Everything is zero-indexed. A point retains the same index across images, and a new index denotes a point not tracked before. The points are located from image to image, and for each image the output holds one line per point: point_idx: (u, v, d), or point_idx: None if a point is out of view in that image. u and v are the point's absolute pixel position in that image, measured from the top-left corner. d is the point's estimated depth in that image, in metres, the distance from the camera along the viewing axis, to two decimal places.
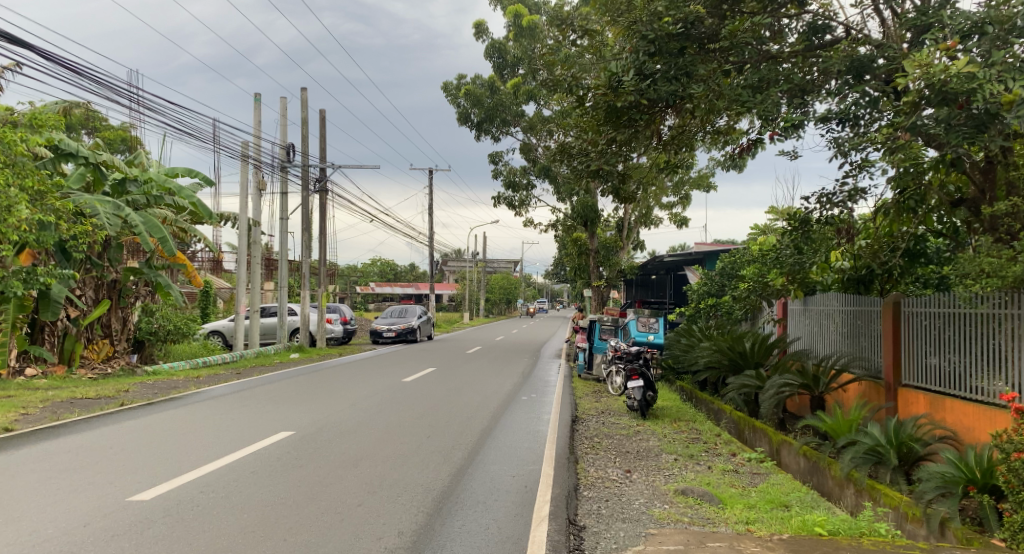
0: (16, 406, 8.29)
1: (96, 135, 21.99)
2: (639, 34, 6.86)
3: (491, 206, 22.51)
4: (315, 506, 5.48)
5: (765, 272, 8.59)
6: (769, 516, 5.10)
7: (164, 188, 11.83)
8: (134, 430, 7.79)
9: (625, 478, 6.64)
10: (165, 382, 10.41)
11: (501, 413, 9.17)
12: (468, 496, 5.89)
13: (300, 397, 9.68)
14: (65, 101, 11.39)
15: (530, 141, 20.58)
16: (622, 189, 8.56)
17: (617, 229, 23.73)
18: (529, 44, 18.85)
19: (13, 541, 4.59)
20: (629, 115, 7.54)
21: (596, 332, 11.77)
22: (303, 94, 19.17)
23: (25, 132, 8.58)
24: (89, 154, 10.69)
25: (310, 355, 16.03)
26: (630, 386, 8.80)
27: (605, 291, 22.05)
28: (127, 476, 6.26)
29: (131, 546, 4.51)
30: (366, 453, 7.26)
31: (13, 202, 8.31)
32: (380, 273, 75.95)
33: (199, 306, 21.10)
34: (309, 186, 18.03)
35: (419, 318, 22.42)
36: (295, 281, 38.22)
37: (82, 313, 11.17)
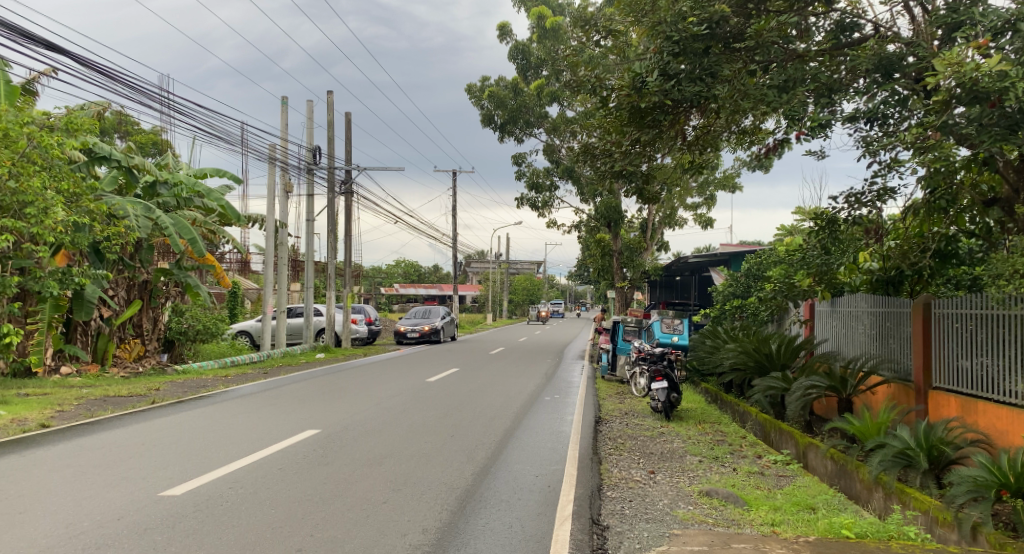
0: (52, 403, 8.48)
1: (128, 138, 22.42)
2: (664, 34, 6.96)
3: (514, 207, 22.52)
4: (341, 502, 5.58)
5: (792, 273, 8.55)
6: (795, 518, 5.07)
7: (193, 191, 12.00)
8: (165, 426, 7.98)
9: (649, 478, 6.65)
10: (194, 381, 10.56)
11: (525, 413, 9.17)
12: (491, 495, 5.93)
13: (326, 395, 9.81)
14: (98, 105, 11.52)
15: (553, 142, 20.55)
16: (647, 190, 8.71)
17: (640, 229, 23.52)
18: (552, 46, 18.87)
19: (51, 533, 4.74)
20: (653, 116, 7.73)
21: (619, 332, 11.61)
22: (329, 97, 19.30)
23: (61, 136, 8.46)
24: (122, 157, 10.81)
25: (336, 355, 16.19)
26: (655, 387, 8.72)
27: (629, 291, 21.96)
28: (160, 472, 6.44)
29: (162, 539, 4.63)
30: (391, 452, 7.34)
31: (49, 205, 7.93)
32: (405, 275, 76.63)
33: (228, 306, 21.43)
34: (335, 188, 18.17)
35: (443, 319, 22.49)
36: (320, 282, 38.82)
37: (115, 313, 11.29)
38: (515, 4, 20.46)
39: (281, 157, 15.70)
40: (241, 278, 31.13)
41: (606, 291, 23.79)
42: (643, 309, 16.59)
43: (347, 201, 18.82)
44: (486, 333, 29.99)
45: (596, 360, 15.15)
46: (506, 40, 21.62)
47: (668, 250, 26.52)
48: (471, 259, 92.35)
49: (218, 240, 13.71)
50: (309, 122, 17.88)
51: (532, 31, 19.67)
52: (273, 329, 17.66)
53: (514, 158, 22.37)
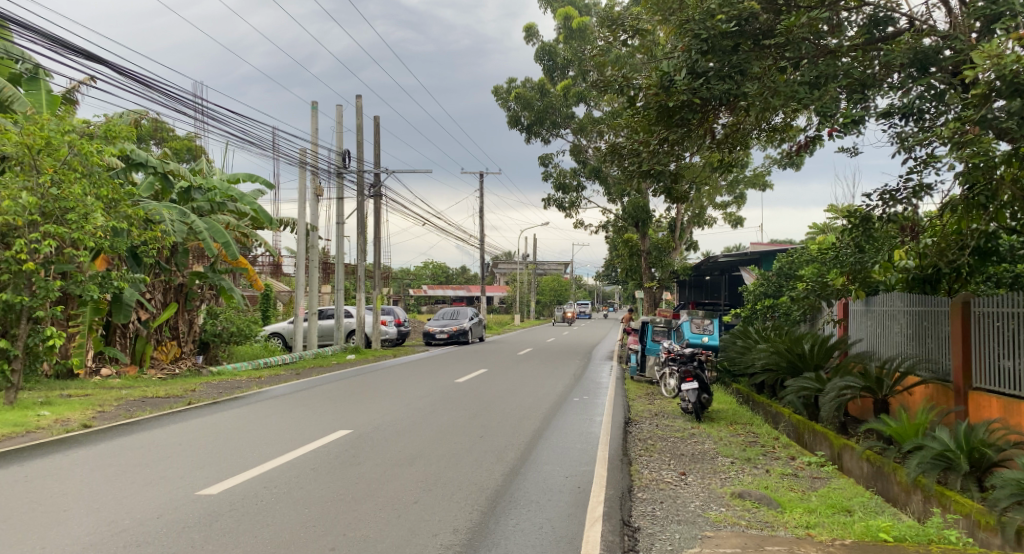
0: (93, 404, 8.70)
1: (163, 145, 22.92)
2: (692, 32, 6.92)
3: (542, 208, 22.52)
4: (373, 502, 5.64)
5: (825, 272, 8.45)
6: (831, 520, 5.00)
7: (227, 195, 12.22)
8: (202, 426, 8.16)
9: (680, 480, 6.61)
10: (229, 382, 10.76)
11: (554, 414, 9.17)
12: (521, 495, 5.95)
13: (357, 396, 9.94)
14: (135, 112, 11.77)
15: (580, 142, 20.51)
16: (675, 189, 8.65)
17: (669, 229, 23.32)
18: (579, 46, 18.81)
19: (94, 530, 4.88)
20: (681, 114, 7.72)
21: (648, 333, 11.54)
22: (357, 101, 19.49)
23: (101, 144, 8.65)
24: (157, 163, 11.03)
25: (365, 356, 16.36)
26: (685, 388, 8.64)
27: (658, 291, 21.76)
28: (197, 471, 6.58)
29: (200, 538, 4.73)
30: (421, 452, 7.41)
31: (89, 211, 8.10)
32: (433, 277, 77.15)
33: (260, 308, 21.81)
34: (364, 191, 18.34)
35: (471, 320, 22.58)
36: (350, 284, 39.31)
37: (152, 316, 11.55)
38: (541, 5, 20.43)
39: (311, 161, 15.90)
40: (273, 281, 31.62)
41: (635, 291, 23.67)
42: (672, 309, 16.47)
43: (376, 204, 19.00)
44: (514, 334, 30.09)
45: (624, 360, 15.07)
46: (533, 41, 21.61)
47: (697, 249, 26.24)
48: (497, 261, 92.59)
49: (251, 244, 13.93)
50: (338, 126, 18.09)
51: (558, 32, 19.63)
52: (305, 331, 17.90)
53: (540, 159, 22.37)
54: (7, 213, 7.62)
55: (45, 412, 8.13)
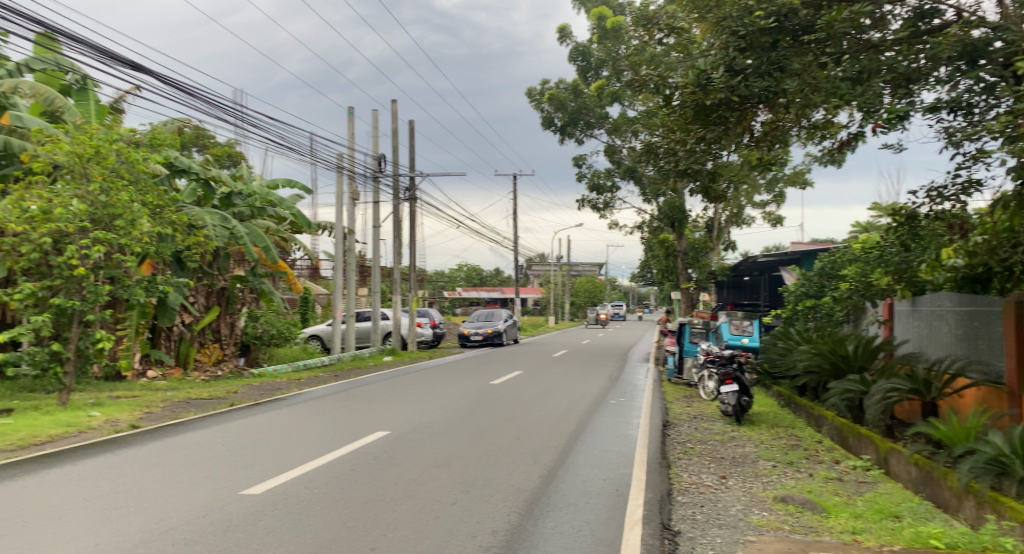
0: (140, 405, 8.95)
1: (206, 152, 23.52)
2: (729, 29, 6.86)
3: (576, 209, 22.47)
4: (411, 503, 5.67)
5: (870, 271, 8.30)
6: (878, 526, 4.87)
7: (267, 201, 12.47)
8: (244, 427, 8.31)
9: (720, 484, 6.51)
10: (270, 384, 10.95)
11: (591, 416, 9.12)
12: (559, 498, 5.92)
13: (395, 398, 10.02)
14: (178, 121, 12.08)
15: (615, 143, 20.41)
16: (713, 188, 8.54)
17: (707, 229, 23.03)
18: (613, 46, 18.62)
19: (143, 528, 5.00)
20: (719, 112, 7.63)
21: (686, 334, 11.41)
22: (392, 106, 19.72)
23: (146, 151, 8.88)
24: (200, 170, 11.33)
25: (402, 358, 16.49)
26: (725, 390, 8.54)
27: (695, 293, 21.64)
28: (240, 471, 6.70)
29: (244, 536, 4.81)
30: (458, 454, 7.43)
31: (136, 216, 8.45)
32: (467, 279, 77.60)
33: (299, 311, 22.19)
34: (400, 195, 18.51)
35: (506, 322, 22.61)
36: (386, 287, 39.77)
37: (195, 319, 11.82)
38: (573, 5, 20.39)
39: (348, 166, 16.12)
40: (312, 284, 32.17)
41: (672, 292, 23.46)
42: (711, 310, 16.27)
43: (411, 208, 19.16)
44: (549, 336, 30.06)
45: (662, 363, 14.90)
46: (566, 43, 21.59)
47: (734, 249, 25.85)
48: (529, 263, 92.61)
49: (291, 248, 14.16)
50: (374, 131, 18.31)
51: (591, 32, 19.58)
52: (343, 333, 18.14)
53: (575, 160, 22.32)
54: (59, 220, 7.80)
55: (95, 413, 8.38)
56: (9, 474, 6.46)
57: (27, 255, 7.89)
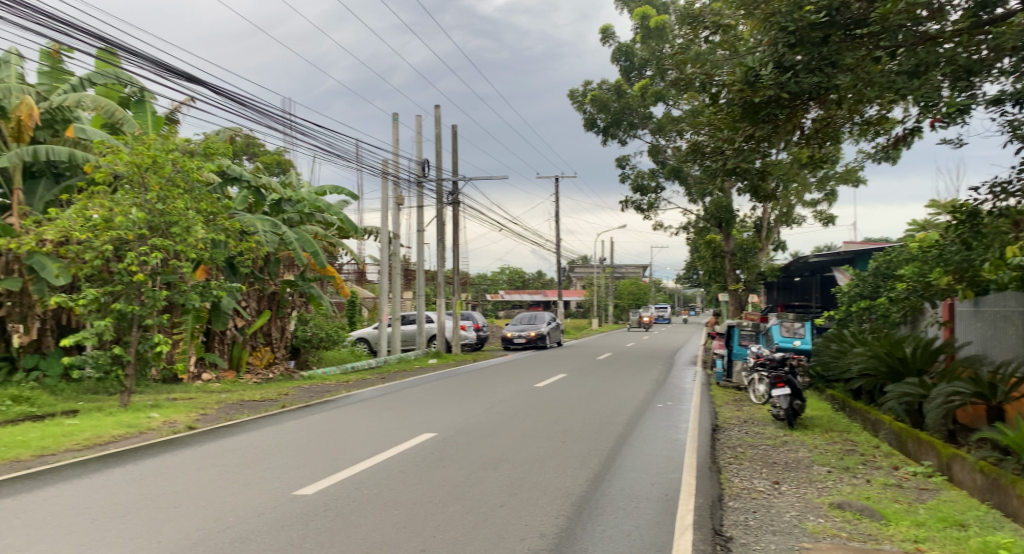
0: (196, 407, 9.21)
1: (256, 160, 24.13)
2: (778, 25, 6.73)
3: (619, 210, 22.32)
4: (460, 505, 5.70)
5: (928, 271, 8.01)
6: (943, 535, 4.69)
7: (315, 207, 12.72)
8: (295, 429, 8.48)
9: (773, 489, 6.37)
10: (319, 386, 11.15)
11: (638, 419, 9.03)
12: (607, 502, 5.88)
13: (440, 400, 10.09)
14: (229, 130, 12.42)
15: (659, 143, 20.19)
16: (762, 187, 8.35)
17: (755, 229, 22.58)
18: (657, 45, 18.46)
19: (202, 526, 5.14)
20: (768, 110, 7.44)
21: (734, 337, 11.21)
22: (435, 110, 19.88)
23: (201, 160, 9.12)
24: (250, 178, 11.43)
25: (447, 361, 16.59)
26: (776, 394, 8.35)
27: (743, 295, 21.17)
28: (293, 472, 6.84)
29: (298, 536, 4.90)
30: (505, 456, 7.44)
31: (191, 224, 8.61)
32: (508, 282, 77.89)
33: (347, 315, 22.57)
34: (444, 199, 18.66)
35: (548, 325, 22.54)
36: (430, 291, 40.17)
37: (247, 323, 12.11)
38: (616, 5, 20.20)
39: (392, 171, 16.33)
40: (359, 287, 32.74)
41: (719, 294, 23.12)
42: (760, 312, 15.99)
43: (454, 211, 19.30)
44: (593, 339, 29.90)
45: (711, 366, 14.62)
46: (608, 43, 21.47)
47: (783, 249, 25.27)
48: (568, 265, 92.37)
49: (338, 253, 14.39)
50: (417, 136, 18.51)
51: (635, 32, 19.39)
52: (389, 336, 18.37)
53: (618, 161, 22.18)
54: (120, 228, 8.12)
55: (154, 414, 8.67)
56: (76, 473, 6.71)
57: (90, 262, 8.19)
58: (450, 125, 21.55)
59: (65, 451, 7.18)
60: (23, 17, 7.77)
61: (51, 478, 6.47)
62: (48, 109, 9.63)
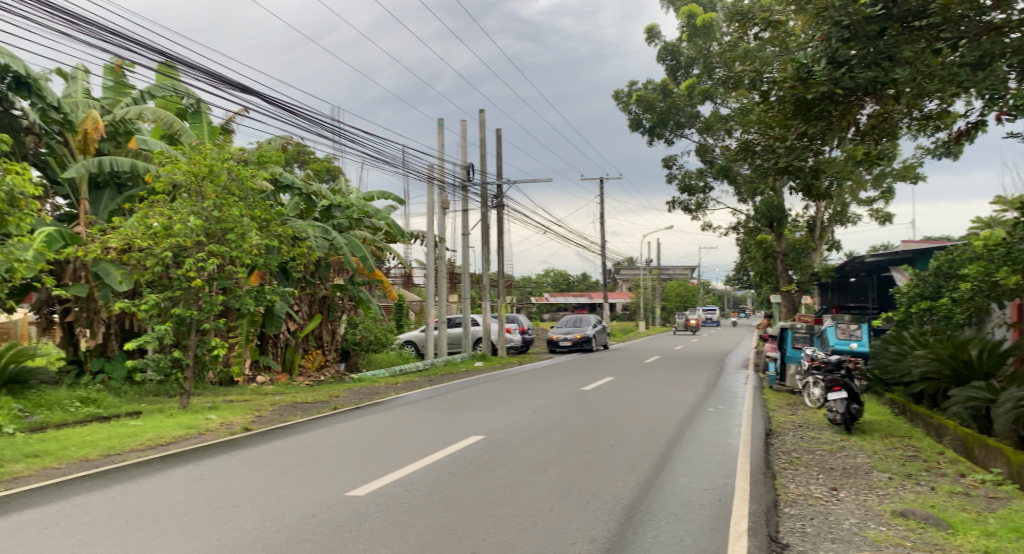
0: (251, 409, 9.45)
1: (306, 167, 24.70)
2: (831, 19, 6.51)
3: (667, 211, 22.08)
4: (510, 508, 5.71)
5: (994, 270, 7.67)
6: (1015, 546, 4.48)
7: (364, 212, 12.93)
8: (346, 431, 8.62)
9: (831, 496, 6.19)
10: (369, 389, 11.32)
11: (688, 424, 8.90)
12: (658, 507, 5.81)
13: (488, 403, 10.12)
14: (281, 139, 12.74)
15: (707, 142, 19.90)
16: (816, 185, 8.12)
17: (808, 228, 22.06)
18: (704, 44, 18.24)
19: (259, 526, 5.27)
20: (821, 107, 7.24)
21: (788, 340, 10.97)
22: (479, 115, 20.00)
23: (255, 169, 9.36)
24: (302, 186, 11.86)
25: (493, 364, 16.65)
26: (832, 398, 8.13)
27: (796, 295, 20.79)
28: (345, 473, 6.95)
29: (351, 536, 4.98)
30: (553, 460, 7.41)
31: (246, 231, 8.81)
32: (553, 284, 77.87)
33: (394, 318, 22.90)
34: (489, 202, 18.73)
35: (594, 328, 22.42)
36: (475, 294, 40.45)
37: (299, 326, 12.39)
38: (662, 4, 20.01)
39: (438, 176, 16.48)
40: (406, 291, 33.18)
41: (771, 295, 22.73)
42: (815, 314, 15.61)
43: (498, 215, 19.37)
44: (640, 342, 29.62)
45: (763, 369, 14.27)
46: (654, 42, 21.26)
47: (838, 249, 24.56)
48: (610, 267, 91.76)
49: (386, 257, 14.56)
50: (462, 140, 18.63)
51: (681, 30, 19.19)
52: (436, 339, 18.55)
53: (665, 161, 21.94)
54: (179, 235, 8.39)
55: (212, 416, 8.93)
56: (140, 473, 6.95)
57: (151, 269, 8.49)
58: (495, 129, 21.68)
59: (129, 451, 7.45)
60: (88, 33, 8.25)
61: (117, 477, 6.72)
62: (112, 122, 10.01)
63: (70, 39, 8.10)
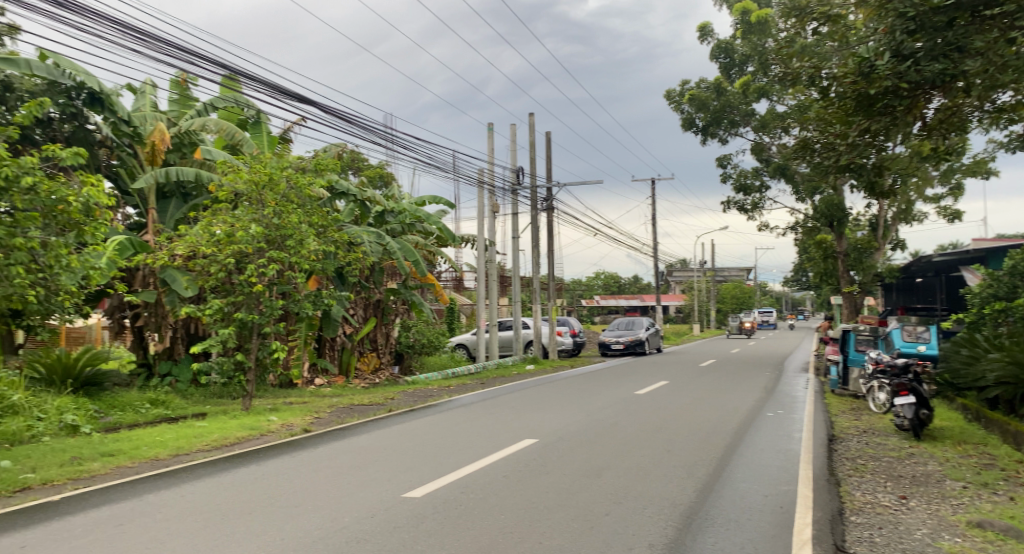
0: (310, 410, 9.68)
1: (359, 174, 25.22)
2: (895, 11, 6.32)
3: (721, 211, 21.72)
4: (565, 512, 5.68)
5: None
6: None
7: (416, 217, 13.12)
8: (401, 433, 8.74)
9: (901, 504, 5.97)
10: (422, 391, 11.46)
11: (746, 428, 8.71)
12: (717, 513, 5.69)
13: (540, 406, 10.12)
14: (337, 148, 13.04)
15: (763, 140, 19.50)
16: (879, 183, 7.86)
17: (871, 227, 21.39)
18: (759, 40, 17.87)
19: (320, 526, 5.38)
20: (885, 102, 7.00)
21: (850, 343, 10.65)
22: (529, 118, 20.08)
23: (312, 176, 9.59)
24: (356, 192, 11.88)
25: (545, 367, 16.63)
26: (899, 403, 7.84)
27: (859, 298, 20.60)
28: (401, 475, 7.04)
29: (409, 537, 5.03)
30: (608, 464, 7.35)
31: (304, 237, 9.02)
32: (604, 286, 77.39)
33: (446, 322, 23.14)
34: (539, 205, 18.73)
35: (647, 331, 22.19)
36: (525, 297, 40.52)
37: (355, 330, 12.63)
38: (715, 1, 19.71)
39: (488, 180, 16.56)
40: (458, 294, 33.47)
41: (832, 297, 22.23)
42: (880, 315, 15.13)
43: (548, 218, 19.36)
44: (694, 345, 29.17)
45: (825, 373, 13.80)
46: (706, 40, 20.96)
47: (903, 248, 23.77)
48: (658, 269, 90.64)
49: (437, 261, 14.73)
50: (512, 143, 18.69)
51: (734, 27, 18.87)
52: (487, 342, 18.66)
53: (719, 161, 21.59)
54: (240, 242, 8.67)
55: (273, 417, 9.19)
56: (206, 472, 7.19)
57: (215, 275, 8.80)
58: (545, 132, 21.70)
59: (196, 451, 7.72)
60: (156, 50, 8.74)
61: (184, 476, 6.97)
62: (177, 134, 10.38)
63: (141, 55, 8.66)
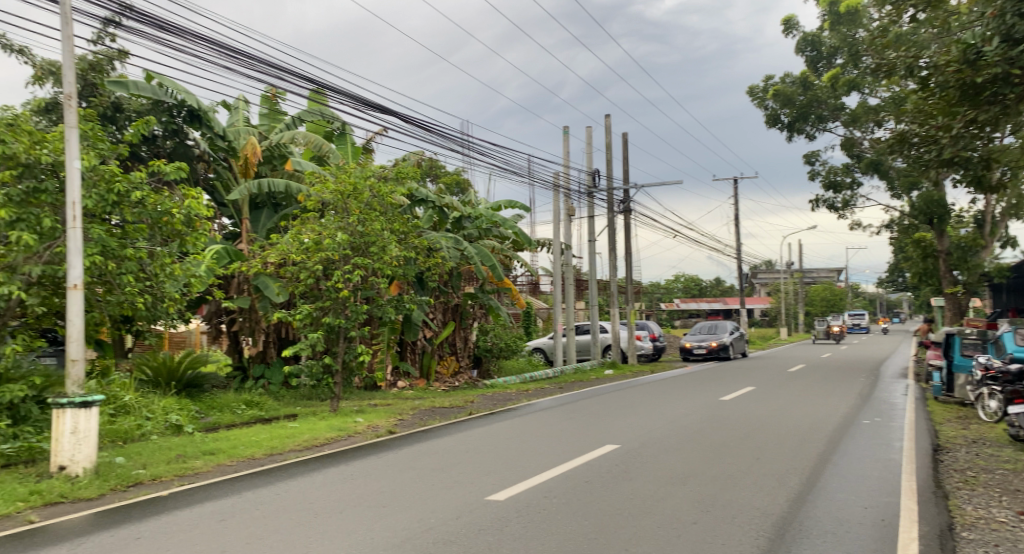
0: (394, 413, 9.90)
1: (437, 181, 25.72)
2: None
3: (809, 210, 20.90)
4: (651, 519, 5.58)
5: None
6: None
7: (492, 222, 13.26)
8: (483, 436, 8.81)
9: (1018, 521, 5.55)
10: (501, 395, 11.53)
11: (841, 437, 8.31)
12: (813, 524, 5.45)
13: (620, 411, 9.99)
14: (416, 156, 13.34)
15: (853, 135, 18.66)
16: (987, 177, 7.36)
17: (977, 224, 20.09)
18: (849, 31, 17.02)
19: (407, 526, 5.49)
20: (994, 91, 6.56)
21: (956, 347, 10.02)
22: (605, 120, 19.94)
23: (394, 184, 9.81)
24: (435, 199, 12.22)
25: (623, 372, 16.41)
26: (1013, 411, 7.34)
27: (963, 299, 19.73)
28: (484, 478, 7.09)
29: (495, 540, 5.05)
30: (694, 472, 7.17)
31: (386, 243, 9.23)
32: (684, 289, 75.66)
33: (523, 325, 23.23)
34: (614, 208, 18.54)
35: (731, 335, 21.54)
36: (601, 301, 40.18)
37: (435, 334, 12.88)
38: None
39: (563, 183, 16.49)
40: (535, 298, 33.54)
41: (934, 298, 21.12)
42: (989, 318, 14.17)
43: (626, 220, 19.10)
44: (780, 350, 28.14)
45: (927, 380, 12.98)
46: (792, 33, 20.27)
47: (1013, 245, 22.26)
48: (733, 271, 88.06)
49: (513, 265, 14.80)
50: (588, 146, 18.60)
51: (822, 19, 18.17)
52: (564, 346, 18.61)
53: (806, 158, 20.80)
54: (327, 250, 8.97)
55: (360, 419, 9.45)
56: (299, 471, 7.46)
57: (304, 281, 9.14)
58: (621, 133, 21.49)
59: (289, 451, 8.03)
60: (247, 66, 9.15)
61: (278, 474, 7.26)
62: (268, 147, 10.90)
63: (233, 72, 9.05)
